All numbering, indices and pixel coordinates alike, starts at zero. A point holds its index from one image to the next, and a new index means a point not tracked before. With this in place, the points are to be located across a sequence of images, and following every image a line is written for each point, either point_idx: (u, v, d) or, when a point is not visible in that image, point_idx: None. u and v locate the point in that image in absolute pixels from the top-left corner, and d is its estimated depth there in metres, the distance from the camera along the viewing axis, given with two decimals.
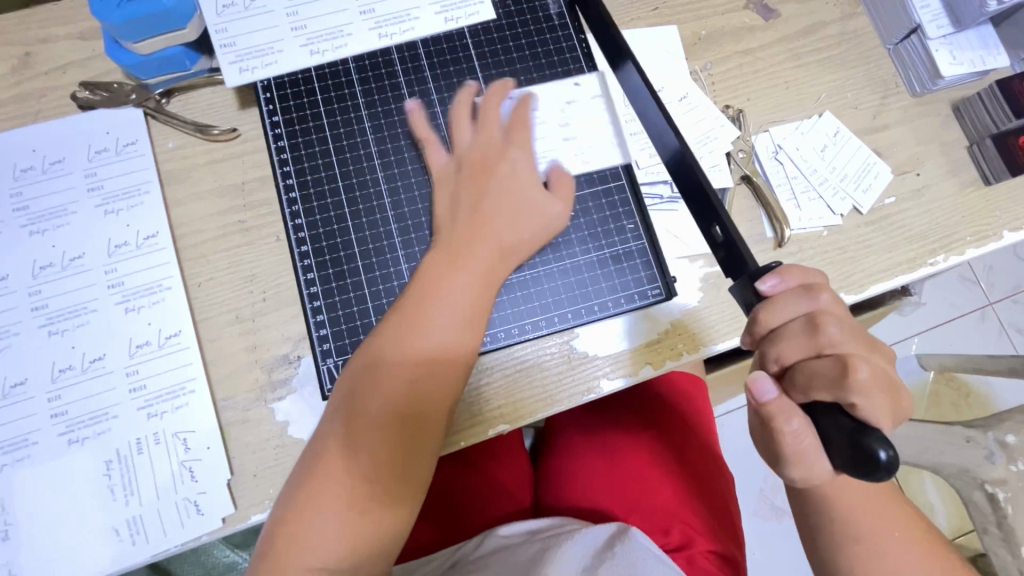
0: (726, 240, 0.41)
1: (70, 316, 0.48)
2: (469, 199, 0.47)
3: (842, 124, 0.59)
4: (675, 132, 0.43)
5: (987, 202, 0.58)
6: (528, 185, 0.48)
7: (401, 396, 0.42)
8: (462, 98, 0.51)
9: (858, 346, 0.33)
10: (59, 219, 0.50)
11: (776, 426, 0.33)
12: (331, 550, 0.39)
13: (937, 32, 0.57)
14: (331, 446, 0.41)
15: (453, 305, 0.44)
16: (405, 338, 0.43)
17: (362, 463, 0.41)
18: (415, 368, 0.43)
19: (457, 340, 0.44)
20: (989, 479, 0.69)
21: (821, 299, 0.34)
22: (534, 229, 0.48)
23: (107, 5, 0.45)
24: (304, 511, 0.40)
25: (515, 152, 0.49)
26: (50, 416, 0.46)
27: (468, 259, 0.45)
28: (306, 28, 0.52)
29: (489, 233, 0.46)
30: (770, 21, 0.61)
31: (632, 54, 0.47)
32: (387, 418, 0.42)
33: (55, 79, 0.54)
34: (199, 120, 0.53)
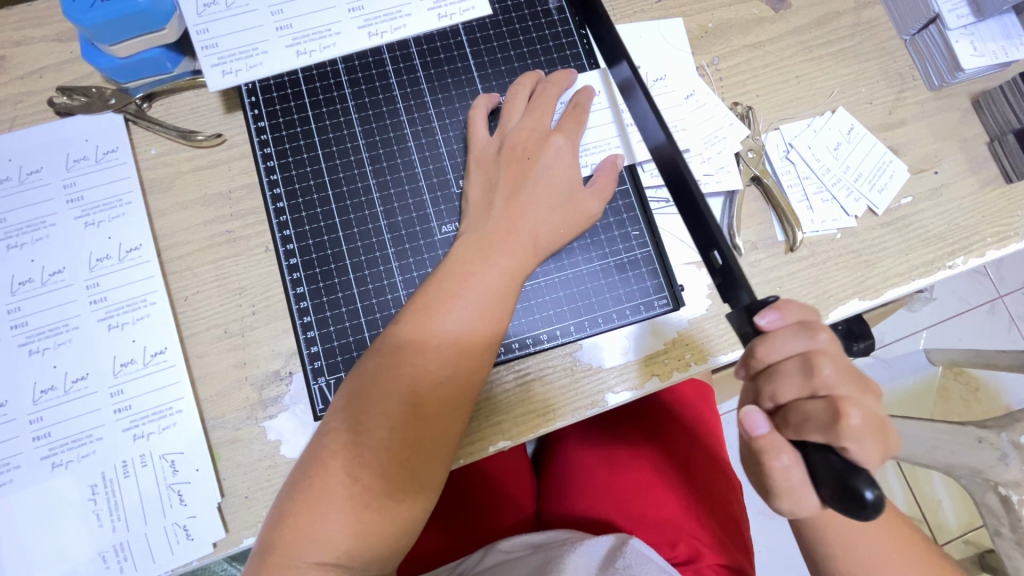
0: (724, 266, 0.39)
1: (51, 334, 0.46)
2: (508, 186, 0.46)
3: (856, 121, 0.56)
4: (662, 127, 0.41)
5: (1008, 201, 0.56)
6: (567, 173, 0.47)
7: (421, 393, 0.40)
8: (516, 92, 0.49)
9: (853, 388, 0.31)
10: (37, 232, 0.48)
11: (765, 462, 0.32)
12: (334, 547, 0.37)
13: (956, 23, 0.54)
14: (341, 443, 0.39)
15: (477, 299, 0.42)
16: (426, 332, 0.41)
17: (373, 471, 0.39)
18: (436, 364, 0.41)
19: (479, 338, 0.42)
20: (1003, 482, 0.68)
21: (819, 338, 0.32)
22: (567, 225, 0.46)
23: (78, 7, 0.42)
24: (305, 511, 0.38)
25: (558, 138, 0.47)
26: (33, 439, 0.44)
27: (497, 251, 0.44)
28: (291, 27, 0.49)
29: (521, 227, 0.45)
30: (780, 12, 0.58)
31: (627, 52, 0.45)
32: (398, 423, 0.40)
33: (30, 84, 0.51)
34: (181, 125, 0.51)
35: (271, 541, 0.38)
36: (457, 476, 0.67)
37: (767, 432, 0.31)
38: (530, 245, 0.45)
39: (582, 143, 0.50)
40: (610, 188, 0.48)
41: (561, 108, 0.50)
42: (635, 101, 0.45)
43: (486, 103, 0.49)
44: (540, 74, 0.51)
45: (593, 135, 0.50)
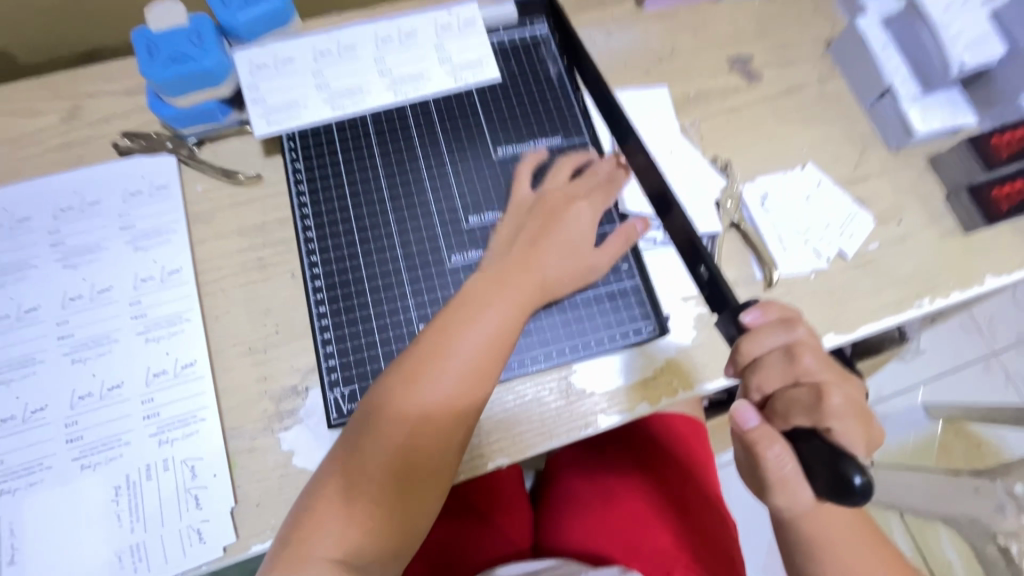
0: (710, 279, 0.45)
1: (93, 345, 0.50)
2: (534, 232, 0.52)
3: (824, 175, 0.63)
4: (660, 182, 0.48)
5: (967, 248, 0.61)
6: (585, 230, 0.53)
7: (428, 413, 0.44)
8: (558, 169, 0.56)
9: (832, 374, 0.33)
10: (91, 254, 0.53)
11: (758, 453, 0.32)
12: (340, 550, 0.41)
13: (907, 94, 0.62)
14: (353, 455, 0.43)
15: (484, 330, 0.46)
16: (437, 359, 0.45)
17: (376, 491, 0.42)
18: (442, 394, 0.44)
19: (484, 365, 0.46)
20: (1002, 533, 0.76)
21: (799, 332, 0.33)
22: (571, 275, 0.52)
23: (153, 65, 0.51)
24: (310, 524, 0.41)
25: (582, 205, 0.54)
26: (66, 442, 0.48)
27: (506, 291, 0.48)
28: (329, 85, 0.57)
29: (537, 270, 0.50)
30: (754, 82, 0.67)
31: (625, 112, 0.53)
32: (401, 449, 0.43)
33: (99, 129, 0.59)
34: (226, 166, 0.58)
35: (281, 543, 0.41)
36: (455, 506, 0.69)
37: (757, 424, 0.32)
38: (541, 286, 0.50)
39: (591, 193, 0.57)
40: (620, 246, 0.53)
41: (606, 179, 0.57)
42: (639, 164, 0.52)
43: (530, 165, 0.56)
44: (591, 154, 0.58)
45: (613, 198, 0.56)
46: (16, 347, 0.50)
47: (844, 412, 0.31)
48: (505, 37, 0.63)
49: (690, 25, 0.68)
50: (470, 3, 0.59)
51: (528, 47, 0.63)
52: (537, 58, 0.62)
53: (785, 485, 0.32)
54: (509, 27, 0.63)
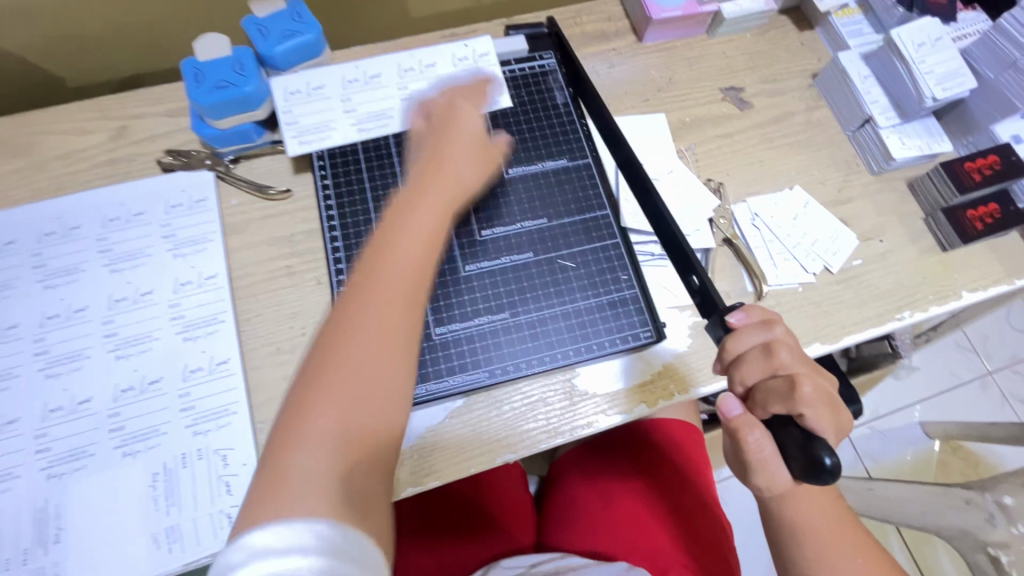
0: (700, 287, 0.50)
1: (135, 343, 0.55)
2: (436, 142, 0.54)
3: (811, 197, 0.68)
4: (659, 204, 0.53)
5: (945, 265, 0.65)
6: (477, 128, 0.56)
7: (380, 325, 0.41)
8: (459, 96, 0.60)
9: (806, 368, 0.37)
10: (135, 260, 0.58)
11: (741, 437, 0.36)
12: (332, 461, 0.37)
13: (886, 122, 0.67)
14: (320, 365, 0.39)
15: (420, 233, 0.46)
16: (379, 269, 0.43)
17: (357, 391, 0.39)
18: (404, 279, 0.43)
19: (426, 265, 0.45)
20: (991, 542, 0.83)
21: (776, 331, 0.37)
22: (483, 171, 0.55)
23: (200, 91, 0.56)
24: (293, 442, 0.37)
25: (472, 112, 0.57)
26: (109, 431, 0.52)
27: (440, 185, 0.50)
28: (357, 111, 0.63)
29: (454, 169, 0.53)
30: (745, 110, 0.72)
31: (624, 138, 0.58)
32: (377, 340, 0.41)
33: (144, 147, 0.65)
34: (259, 182, 0.63)
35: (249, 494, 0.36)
36: (463, 505, 0.73)
37: (739, 413, 0.36)
38: (456, 185, 0.51)
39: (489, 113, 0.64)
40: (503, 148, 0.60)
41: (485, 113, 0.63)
42: (637, 182, 0.57)
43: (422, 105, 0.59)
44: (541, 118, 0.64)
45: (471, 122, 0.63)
46: (65, 344, 0.55)
47: (815, 401, 0.35)
48: (516, 67, 0.68)
49: (686, 58, 0.74)
50: (484, 38, 0.66)
51: (537, 76, 0.68)
52: (545, 87, 0.68)
53: (764, 467, 0.36)
54: (519, 59, 0.69)
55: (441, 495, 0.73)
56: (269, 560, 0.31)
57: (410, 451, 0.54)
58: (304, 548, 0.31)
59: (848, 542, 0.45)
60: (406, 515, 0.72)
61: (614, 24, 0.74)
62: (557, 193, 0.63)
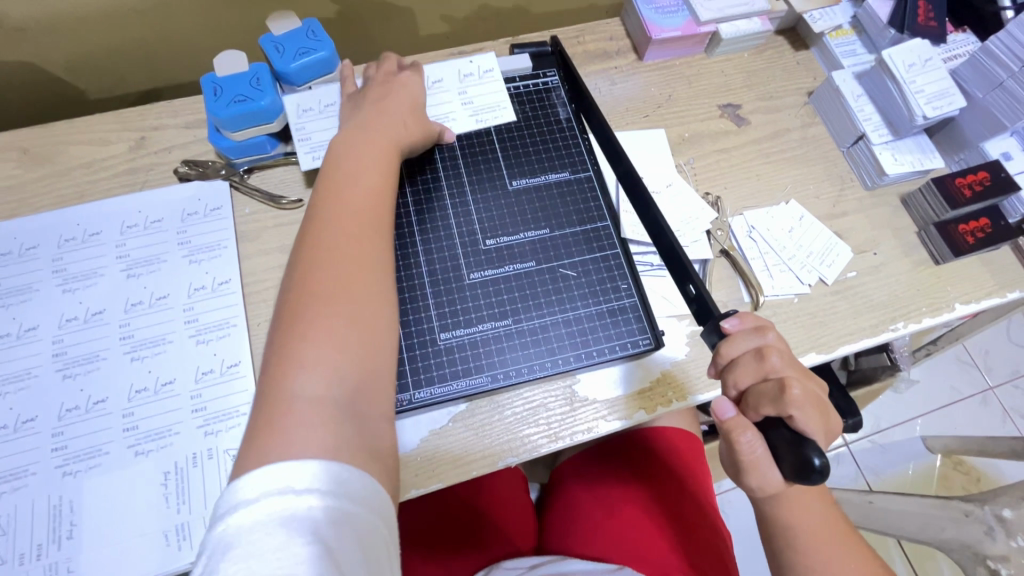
0: (697, 296, 0.51)
1: (150, 345, 0.57)
2: (377, 99, 0.60)
3: (806, 210, 0.70)
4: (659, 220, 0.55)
5: (938, 278, 0.67)
6: (417, 92, 0.63)
7: (344, 254, 0.46)
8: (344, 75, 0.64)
9: (797, 373, 0.38)
10: (151, 266, 0.60)
11: (733, 438, 0.38)
12: (322, 374, 0.41)
13: (879, 139, 0.69)
14: (294, 302, 0.44)
15: (365, 182, 0.52)
16: (329, 215, 0.48)
17: (330, 311, 0.43)
18: (346, 213, 0.49)
19: (371, 209, 0.50)
20: (991, 554, 0.84)
21: (769, 337, 0.39)
22: (416, 121, 0.61)
23: (219, 104, 0.59)
24: (282, 369, 0.41)
25: (406, 74, 0.63)
26: (123, 430, 0.53)
27: (375, 133, 0.56)
28: None
29: (390, 120, 0.58)
30: (742, 127, 0.74)
31: (626, 156, 0.60)
32: (334, 265, 0.45)
33: (162, 157, 0.67)
34: (272, 192, 0.66)
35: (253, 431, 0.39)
36: (465, 511, 0.73)
37: (732, 415, 0.37)
38: (394, 137, 0.57)
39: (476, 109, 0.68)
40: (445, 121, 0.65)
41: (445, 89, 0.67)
42: (636, 197, 0.59)
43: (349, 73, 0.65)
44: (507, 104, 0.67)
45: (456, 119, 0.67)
46: (82, 345, 0.56)
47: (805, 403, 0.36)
48: (520, 84, 0.71)
49: (685, 76, 0.76)
50: (488, 55, 0.69)
51: (541, 93, 0.71)
52: (548, 103, 0.70)
53: (756, 467, 0.38)
54: (523, 76, 0.71)
55: (444, 498, 0.74)
56: (287, 498, 0.34)
57: (416, 454, 0.55)
58: (320, 490, 0.35)
59: (844, 546, 0.46)
60: (409, 519, 0.73)
61: (616, 43, 0.77)
62: (559, 206, 0.65)
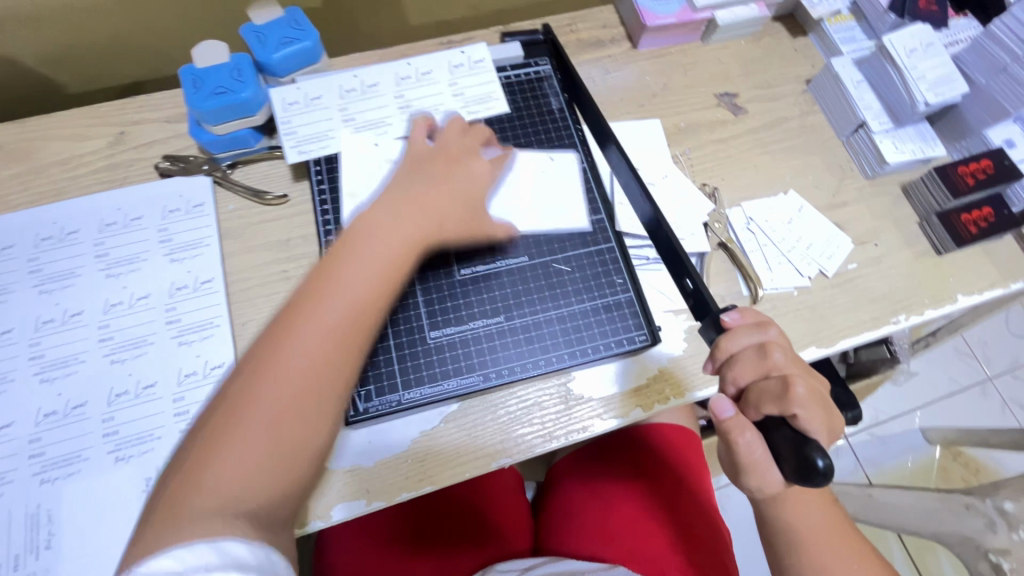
0: (694, 290, 0.50)
1: (130, 347, 0.55)
2: (433, 171, 0.53)
3: (805, 201, 0.68)
4: (656, 212, 0.53)
5: (940, 269, 0.66)
6: (480, 181, 0.54)
7: (322, 351, 0.41)
8: (417, 129, 0.57)
9: (798, 370, 0.37)
10: (132, 265, 0.58)
11: (732, 439, 0.36)
12: (235, 484, 0.36)
13: (880, 127, 0.68)
14: (246, 385, 0.39)
15: (372, 268, 0.44)
16: (322, 301, 0.42)
17: (271, 416, 0.38)
18: (344, 308, 0.42)
19: (375, 309, 0.43)
20: (992, 548, 0.82)
21: (770, 333, 0.38)
22: (467, 217, 0.53)
23: (197, 96, 0.57)
24: (201, 462, 0.37)
25: (481, 159, 0.56)
26: (103, 435, 0.52)
27: (410, 211, 0.48)
28: (355, 119, 0.64)
29: (433, 200, 0.50)
30: (739, 116, 0.72)
31: (616, 142, 0.58)
32: (304, 368, 0.40)
33: (142, 153, 0.65)
34: (256, 187, 0.64)
35: (159, 505, 0.36)
36: (458, 510, 0.72)
37: (733, 414, 0.36)
38: (435, 224, 0.49)
39: (467, 99, 0.66)
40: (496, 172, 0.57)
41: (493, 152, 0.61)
42: (632, 188, 0.57)
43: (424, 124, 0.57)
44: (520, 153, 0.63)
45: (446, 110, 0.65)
46: (60, 348, 0.55)
47: (810, 402, 0.35)
48: (512, 73, 0.69)
49: (681, 65, 0.75)
50: (479, 47, 0.67)
51: (532, 82, 0.69)
52: (540, 93, 0.68)
53: (756, 468, 0.36)
54: (515, 66, 0.69)
55: (438, 497, 0.73)
56: None
57: (405, 455, 0.54)
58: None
59: (846, 548, 0.45)
60: (400, 518, 0.71)
61: (609, 32, 0.75)
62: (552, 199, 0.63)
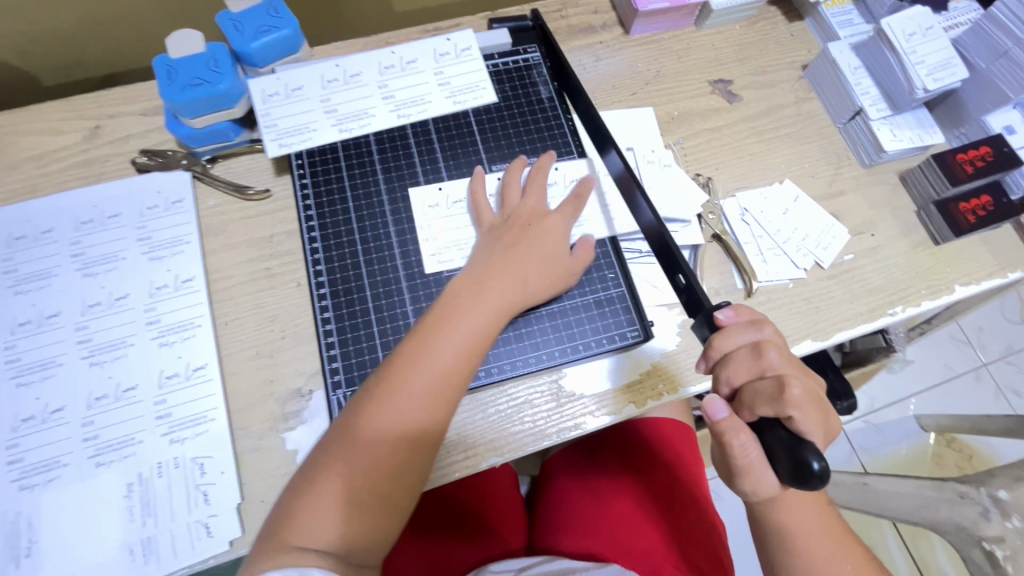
0: (687, 287, 0.48)
1: (110, 349, 0.53)
2: (510, 241, 0.54)
3: (801, 191, 0.67)
4: (651, 211, 0.51)
5: (937, 259, 0.65)
6: (557, 243, 0.55)
7: (415, 415, 0.46)
8: (479, 186, 0.58)
9: (795, 370, 0.36)
10: (109, 264, 0.57)
11: (726, 441, 0.35)
12: (335, 529, 0.42)
13: (877, 115, 0.66)
14: (348, 440, 0.45)
15: (462, 345, 0.48)
16: (415, 372, 0.47)
17: (370, 473, 0.44)
18: (434, 382, 0.47)
19: (460, 381, 0.48)
20: (986, 536, 0.84)
21: (765, 331, 0.37)
22: (550, 283, 0.54)
23: (173, 89, 0.55)
24: (304, 505, 0.42)
25: (555, 218, 0.57)
26: (83, 440, 0.50)
27: (489, 289, 0.51)
28: (337, 110, 0.62)
29: (513, 275, 0.52)
30: (734, 104, 0.71)
31: (615, 144, 0.56)
32: (399, 432, 0.45)
33: (119, 147, 0.63)
34: (238, 182, 0.62)
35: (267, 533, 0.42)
36: (450, 505, 0.72)
37: (726, 415, 0.35)
38: (515, 299, 0.52)
39: (453, 88, 0.64)
40: (589, 256, 0.56)
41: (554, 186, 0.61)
42: (630, 194, 0.55)
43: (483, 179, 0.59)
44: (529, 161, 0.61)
45: (431, 100, 0.63)
46: (36, 351, 0.53)
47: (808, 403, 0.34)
48: (500, 61, 0.67)
49: (674, 50, 0.73)
50: (466, 33, 0.65)
51: (521, 70, 0.67)
52: (529, 81, 0.66)
53: (750, 471, 0.35)
54: (503, 53, 0.67)
55: (432, 495, 0.72)
56: None
57: None
58: None
59: (840, 545, 0.44)
60: None
61: (601, 17, 0.73)
62: None
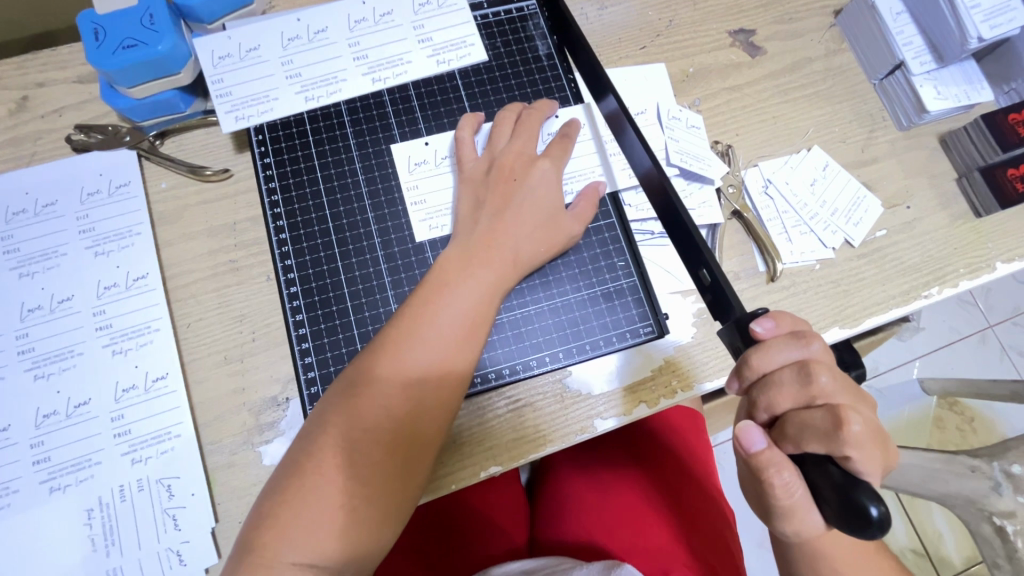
0: (713, 283, 0.42)
1: (56, 359, 0.47)
2: (494, 203, 0.48)
3: (831, 158, 0.60)
4: (649, 154, 0.45)
5: (979, 234, 0.58)
6: (551, 195, 0.49)
7: (408, 400, 0.40)
8: (463, 135, 0.51)
9: (848, 397, 0.32)
10: (49, 261, 0.50)
11: (766, 478, 0.31)
12: (323, 536, 0.36)
13: (920, 69, 0.58)
14: (331, 433, 0.39)
15: (456, 320, 0.43)
16: (405, 352, 0.41)
17: (360, 471, 0.38)
18: (427, 362, 0.41)
19: (457, 360, 0.42)
20: (997, 511, 0.74)
21: (813, 348, 0.32)
22: (546, 246, 0.48)
23: (102, 52, 0.46)
24: (284, 513, 0.36)
25: (544, 163, 0.50)
26: (32, 463, 0.45)
27: (483, 259, 0.45)
28: (301, 75, 0.53)
29: (505, 242, 0.47)
30: (757, 58, 0.62)
31: (614, 88, 0.49)
32: (390, 421, 0.40)
33: (51, 122, 0.54)
34: (192, 161, 0.54)
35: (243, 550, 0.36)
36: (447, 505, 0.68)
37: (765, 447, 0.31)
38: (510, 270, 0.46)
39: (435, 45, 0.55)
40: (590, 214, 0.50)
41: (546, 138, 0.54)
42: (623, 132, 0.48)
43: (471, 124, 0.52)
44: (525, 103, 0.54)
45: (411, 61, 0.54)
46: None
47: (864, 437, 0.30)
48: (490, 11, 0.58)
49: None
50: None
51: (515, 22, 0.58)
52: (524, 35, 0.58)
53: (794, 513, 0.31)
54: (493, 2, 0.58)
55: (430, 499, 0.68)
56: None
57: None
58: None
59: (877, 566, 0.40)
60: None
61: None
62: None
